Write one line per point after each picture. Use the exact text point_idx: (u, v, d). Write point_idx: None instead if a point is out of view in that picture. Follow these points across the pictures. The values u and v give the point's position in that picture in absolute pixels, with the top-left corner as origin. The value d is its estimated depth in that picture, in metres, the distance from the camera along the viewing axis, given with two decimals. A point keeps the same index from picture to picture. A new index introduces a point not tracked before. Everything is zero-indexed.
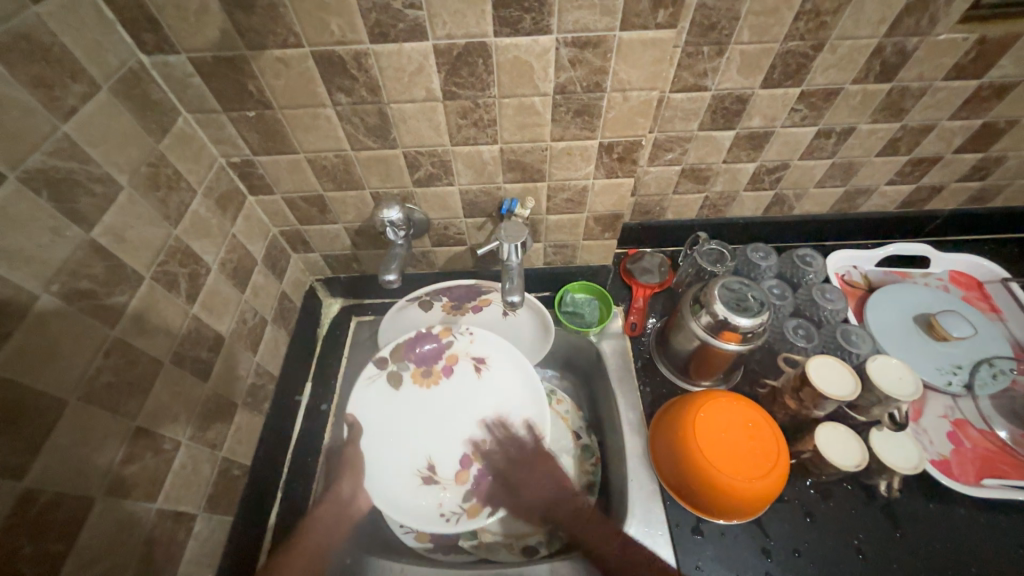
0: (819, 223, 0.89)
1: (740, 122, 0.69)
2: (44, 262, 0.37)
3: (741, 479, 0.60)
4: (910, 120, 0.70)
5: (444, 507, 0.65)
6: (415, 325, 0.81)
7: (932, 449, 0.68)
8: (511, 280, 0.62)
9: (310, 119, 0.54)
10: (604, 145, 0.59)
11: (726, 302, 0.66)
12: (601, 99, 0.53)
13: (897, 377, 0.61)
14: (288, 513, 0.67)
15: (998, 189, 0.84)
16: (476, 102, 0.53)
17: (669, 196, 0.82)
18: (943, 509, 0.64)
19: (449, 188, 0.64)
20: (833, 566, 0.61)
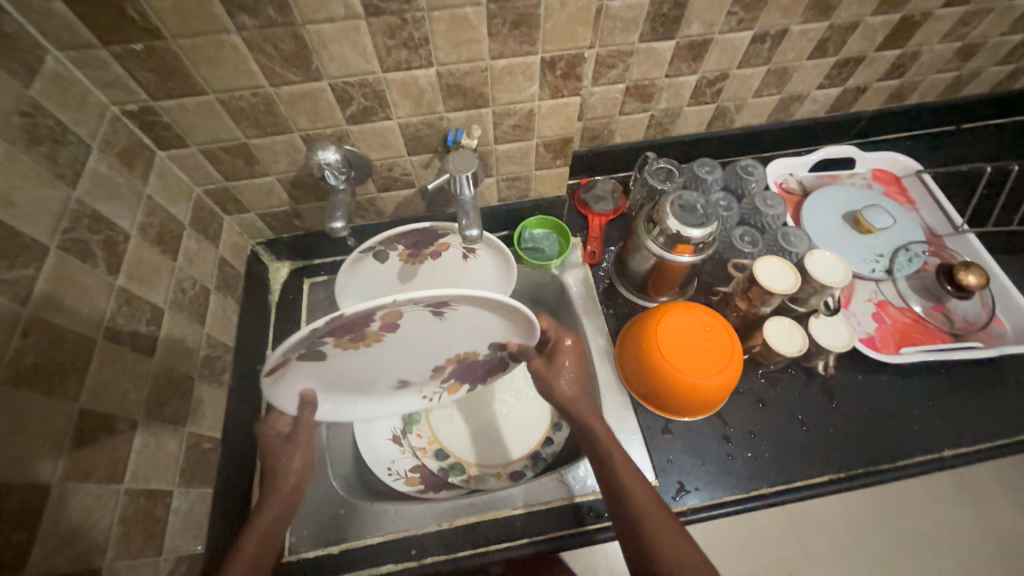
0: (758, 135, 0.91)
1: (680, 31, 0.68)
2: None
3: (702, 374, 0.65)
4: (837, 18, 0.71)
5: (426, 391, 0.74)
6: (373, 279, 0.76)
7: (860, 329, 0.76)
8: (467, 216, 0.60)
9: (213, 49, 0.47)
10: (546, 60, 0.56)
11: (679, 218, 0.68)
12: (537, 6, 0.49)
13: (831, 267, 0.66)
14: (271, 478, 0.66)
15: (914, 86, 0.90)
16: (404, 18, 0.48)
17: (615, 117, 0.81)
18: (869, 378, 0.73)
19: (387, 123, 0.60)
20: (781, 439, 0.69)
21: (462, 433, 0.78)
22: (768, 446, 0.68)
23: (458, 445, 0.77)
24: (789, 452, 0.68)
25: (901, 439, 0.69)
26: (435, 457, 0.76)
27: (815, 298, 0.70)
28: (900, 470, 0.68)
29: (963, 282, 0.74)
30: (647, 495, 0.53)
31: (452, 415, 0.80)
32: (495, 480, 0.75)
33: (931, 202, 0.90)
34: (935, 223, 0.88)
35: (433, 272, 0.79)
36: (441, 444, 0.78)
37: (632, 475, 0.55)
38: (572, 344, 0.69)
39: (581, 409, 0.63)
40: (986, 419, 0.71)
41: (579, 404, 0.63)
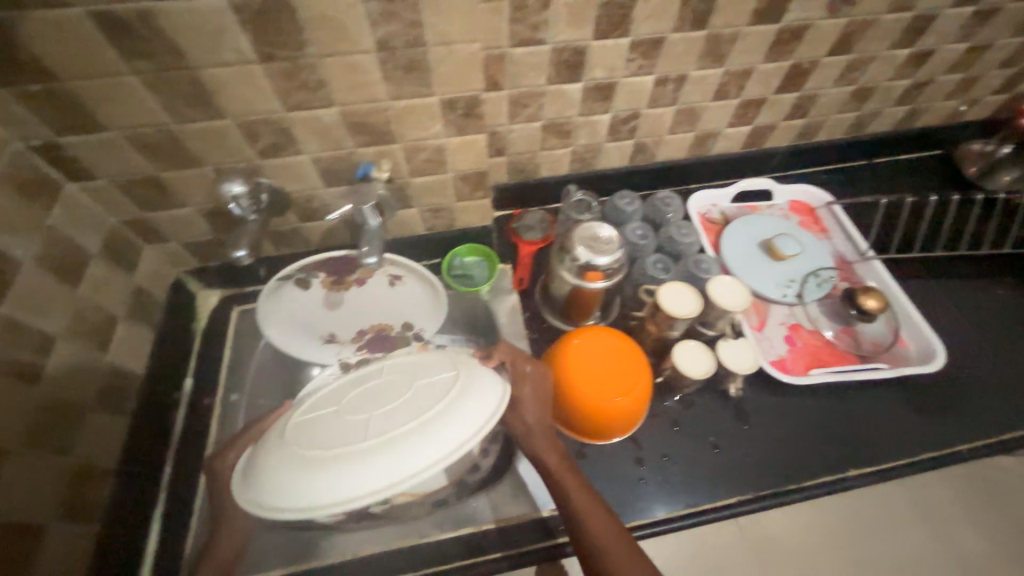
0: (680, 169, 0.97)
1: (584, 74, 0.73)
2: None
3: (621, 397, 0.67)
4: (731, 64, 0.78)
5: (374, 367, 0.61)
6: (298, 306, 0.78)
7: (772, 352, 0.79)
8: (369, 241, 0.65)
9: (112, 89, 0.50)
10: (445, 101, 0.60)
11: (589, 247, 0.71)
12: (426, 54, 0.54)
13: (732, 292, 0.69)
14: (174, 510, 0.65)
15: (819, 124, 0.97)
16: (297, 63, 0.51)
17: (539, 152, 0.86)
18: (780, 400, 0.75)
19: (299, 157, 0.63)
20: (693, 462, 0.69)
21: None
22: (678, 469, 0.69)
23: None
24: (700, 475, 0.69)
25: (807, 461, 0.71)
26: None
27: (721, 321, 0.72)
28: (804, 492, 0.70)
29: (865, 305, 0.77)
30: (608, 527, 0.54)
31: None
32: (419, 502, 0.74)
33: (842, 231, 0.95)
34: (846, 250, 0.92)
35: (358, 299, 0.81)
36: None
37: (593, 509, 0.55)
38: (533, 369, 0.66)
39: (543, 448, 0.62)
40: (888, 439, 0.74)
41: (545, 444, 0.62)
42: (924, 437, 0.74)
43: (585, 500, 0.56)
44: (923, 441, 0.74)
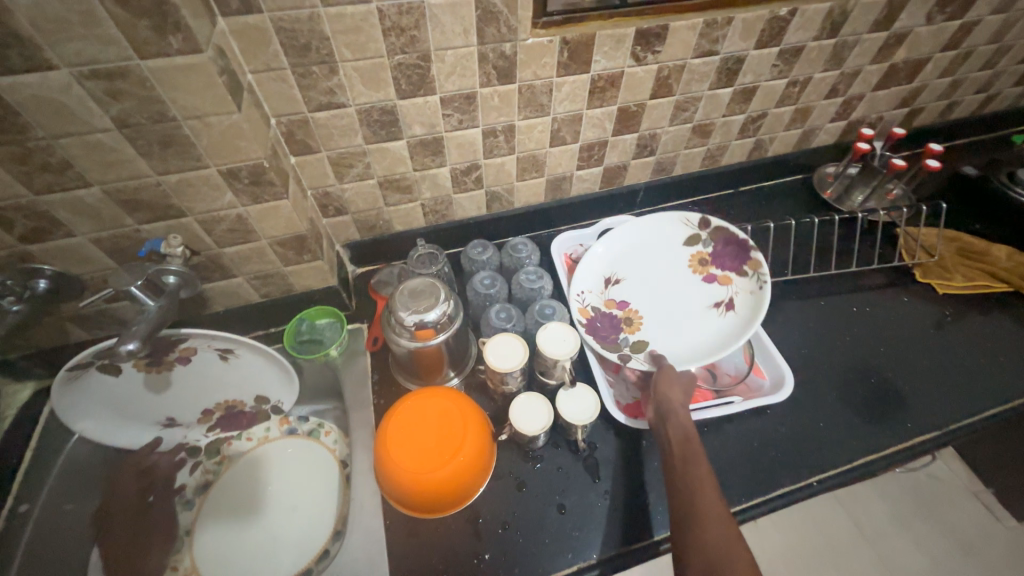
0: (542, 211, 0.97)
1: (403, 132, 0.73)
2: None
3: (472, 433, 0.65)
4: (556, 112, 0.79)
5: None
6: (112, 392, 0.72)
7: (626, 395, 0.76)
8: (141, 323, 0.59)
9: None
10: (224, 172, 0.58)
11: (413, 305, 0.68)
12: (179, 128, 0.52)
13: (561, 339, 0.67)
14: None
15: (672, 160, 1.00)
16: (26, 147, 0.48)
17: (385, 209, 0.85)
18: (633, 445, 0.72)
19: (73, 239, 0.59)
20: (536, 529, 0.64)
21: (226, 555, 0.74)
22: (521, 539, 0.63)
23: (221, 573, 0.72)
24: (542, 544, 0.63)
25: (661, 513, 0.66)
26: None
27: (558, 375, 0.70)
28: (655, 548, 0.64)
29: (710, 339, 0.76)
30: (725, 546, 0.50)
31: (223, 534, 0.76)
32: None
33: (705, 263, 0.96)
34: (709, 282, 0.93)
35: (186, 377, 0.75)
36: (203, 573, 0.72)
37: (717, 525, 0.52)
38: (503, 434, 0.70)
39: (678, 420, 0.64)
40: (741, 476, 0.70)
41: (678, 425, 0.63)
42: (776, 472, 0.72)
43: (696, 469, 0.58)
44: (776, 477, 0.71)
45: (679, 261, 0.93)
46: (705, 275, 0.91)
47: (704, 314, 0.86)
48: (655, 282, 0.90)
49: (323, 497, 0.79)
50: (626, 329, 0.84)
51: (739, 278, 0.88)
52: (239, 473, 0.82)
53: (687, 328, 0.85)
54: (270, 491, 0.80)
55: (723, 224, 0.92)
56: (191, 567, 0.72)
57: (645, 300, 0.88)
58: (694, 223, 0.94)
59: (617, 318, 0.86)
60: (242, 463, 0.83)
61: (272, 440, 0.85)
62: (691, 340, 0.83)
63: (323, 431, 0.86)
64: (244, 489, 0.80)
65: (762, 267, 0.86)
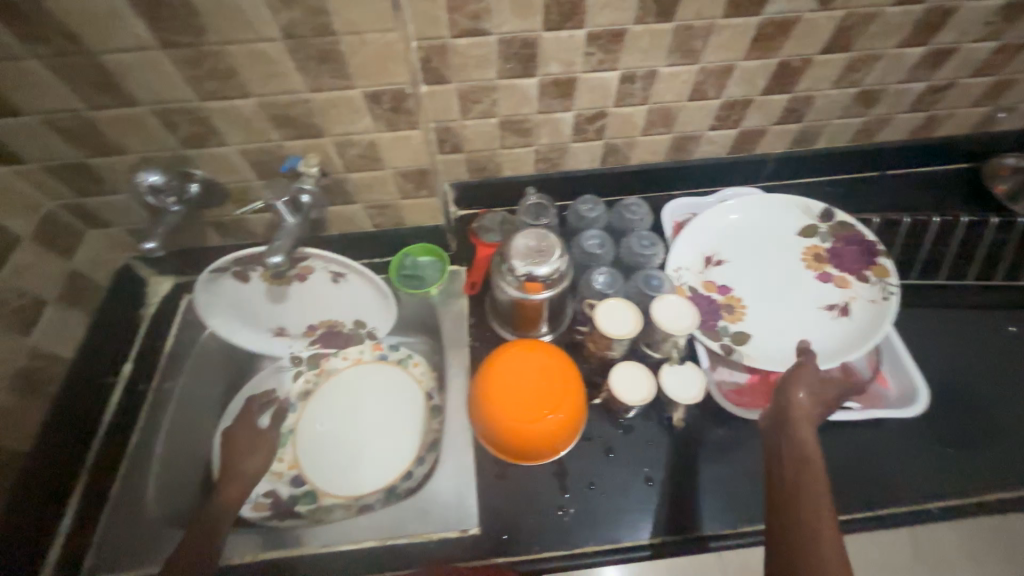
0: (658, 172, 0.90)
1: (538, 69, 0.68)
2: None
3: (570, 397, 0.64)
4: (706, 62, 0.70)
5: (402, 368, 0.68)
6: (240, 297, 0.77)
7: (728, 381, 0.71)
8: (279, 240, 0.61)
9: (16, 75, 0.49)
10: (368, 94, 0.56)
11: (525, 255, 0.66)
12: (337, 43, 0.50)
13: (677, 315, 0.63)
14: (81, 527, 0.63)
15: (819, 130, 0.87)
16: (199, 50, 0.49)
17: (499, 150, 0.81)
18: (731, 433, 0.68)
19: (223, 148, 0.61)
20: (620, 495, 0.64)
21: (322, 457, 0.79)
22: (605, 502, 0.64)
23: (317, 472, 0.78)
24: (624, 509, 0.63)
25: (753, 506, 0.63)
26: (289, 484, 0.76)
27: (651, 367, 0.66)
28: (740, 538, 0.63)
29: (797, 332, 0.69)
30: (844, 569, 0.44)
31: (319, 439, 0.80)
32: (343, 512, 0.75)
33: None
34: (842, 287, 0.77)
35: (302, 293, 0.79)
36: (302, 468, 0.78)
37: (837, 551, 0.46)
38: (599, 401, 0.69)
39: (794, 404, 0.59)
40: (847, 486, 0.65)
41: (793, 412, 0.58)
42: (890, 491, 0.65)
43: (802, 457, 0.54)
44: (888, 494, 0.65)
45: (792, 252, 0.76)
46: (819, 274, 0.74)
47: (812, 318, 0.71)
48: (760, 267, 0.76)
49: (409, 422, 0.82)
50: (726, 318, 0.74)
51: (861, 285, 0.71)
52: (334, 387, 0.85)
53: (788, 330, 0.71)
54: (361, 407, 0.83)
55: (849, 218, 0.75)
56: (291, 462, 0.78)
57: (747, 286, 0.76)
58: (814, 214, 0.77)
59: (716, 303, 0.75)
60: (337, 379, 0.85)
61: (364, 362, 0.87)
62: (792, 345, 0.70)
63: (411, 361, 0.88)
64: (338, 402, 0.83)
65: (891, 277, 0.70)
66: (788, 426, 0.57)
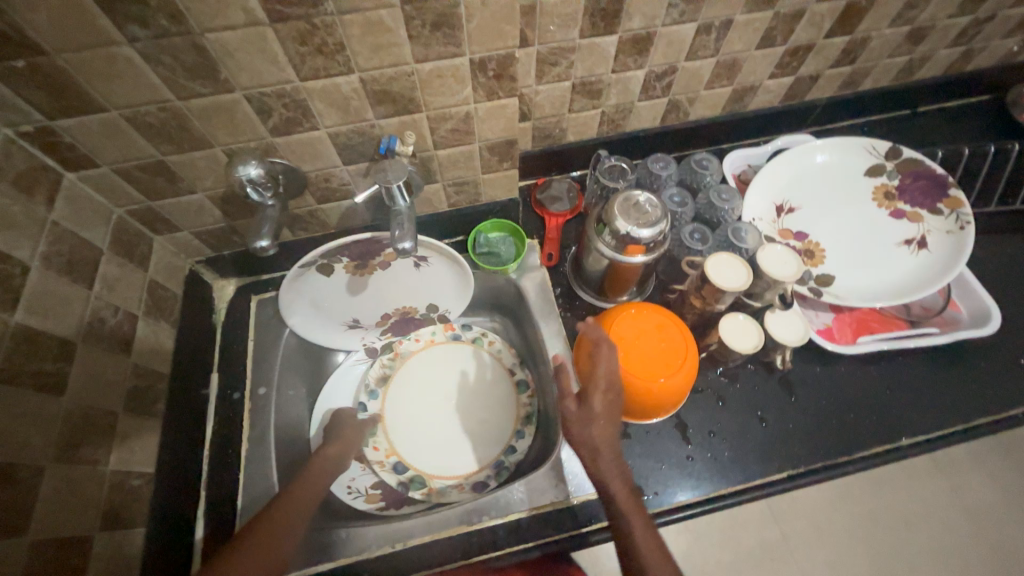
0: (715, 126, 0.90)
1: (621, 25, 0.66)
2: None
3: (690, 352, 0.66)
4: (781, 7, 0.70)
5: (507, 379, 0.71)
6: (320, 291, 0.74)
7: (817, 322, 0.74)
8: (401, 225, 0.57)
9: (106, 64, 0.44)
10: (475, 62, 0.53)
11: (629, 215, 0.65)
12: (456, 6, 0.47)
13: (783, 263, 0.65)
14: (216, 540, 0.60)
15: (867, 72, 0.89)
16: (312, 22, 0.45)
17: (567, 116, 0.79)
18: (827, 369, 0.72)
19: (315, 132, 0.57)
20: (740, 439, 0.67)
21: (417, 443, 0.77)
22: (727, 447, 0.67)
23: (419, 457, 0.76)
24: (747, 450, 0.66)
25: (858, 432, 0.68)
26: (392, 471, 0.75)
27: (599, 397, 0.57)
28: (856, 464, 0.67)
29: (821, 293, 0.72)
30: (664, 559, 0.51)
31: (410, 424, 0.78)
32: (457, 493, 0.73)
33: None
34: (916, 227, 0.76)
35: (382, 281, 0.76)
36: (401, 454, 0.76)
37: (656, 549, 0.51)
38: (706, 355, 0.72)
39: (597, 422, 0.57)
40: (940, 404, 0.70)
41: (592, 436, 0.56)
42: (979, 403, 0.70)
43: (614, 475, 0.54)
44: (976, 406, 0.70)
45: (862, 193, 0.80)
46: (891, 211, 0.78)
47: (891, 254, 0.75)
48: (834, 211, 0.79)
49: (500, 397, 0.81)
50: (807, 262, 0.77)
51: (934, 217, 0.75)
52: (411, 372, 0.83)
53: (870, 267, 0.75)
54: (445, 387, 0.82)
55: (917, 155, 0.78)
56: (389, 450, 0.76)
57: (822, 230, 0.78)
58: (881, 152, 0.80)
59: (795, 249, 0.77)
60: (413, 362, 0.83)
61: (437, 343, 0.85)
62: (875, 281, 0.74)
63: (486, 339, 0.86)
64: (420, 386, 0.82)
65: (965, 206, 0.73)
66: (599, 458, 0.55)
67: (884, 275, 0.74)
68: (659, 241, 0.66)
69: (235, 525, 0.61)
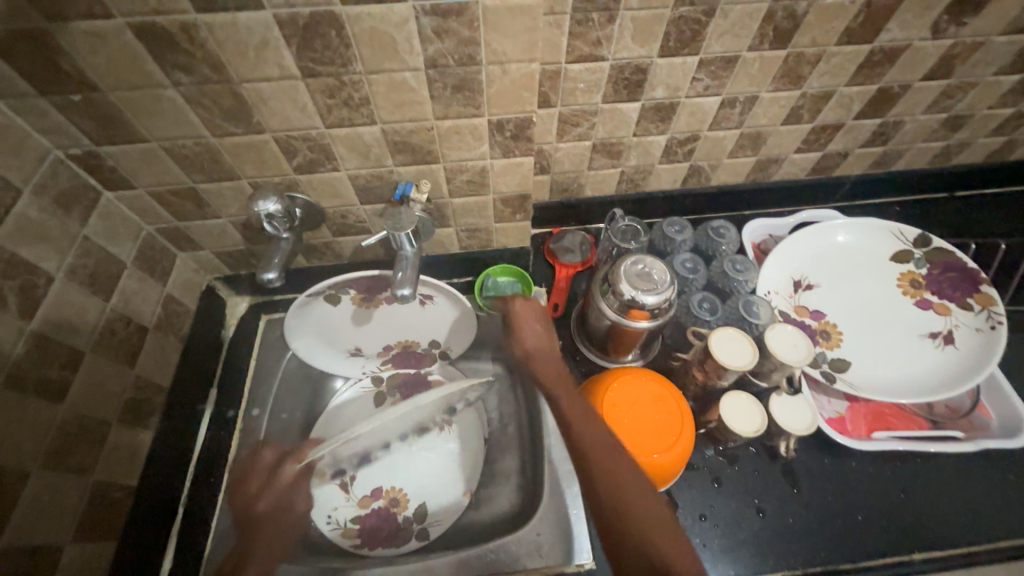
0: (737, 193, 0.89)
1: (644, 93, 0.67)
2: None
3: (687, 429, 0.63)
4: (809, 87, 0.70)
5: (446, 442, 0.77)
6: (324, 320, 0.75)
7: (828, 409, 0.70)
8: (405, 270, 0.58)
9: (151, 102, 0.47)
10: (493, 122, 0.55)
11: (633, 280, 0.64)
12: (478, 73, 0.49)
13: (792, 345, 0.63)
14: (184, 562, 0.60)
15: (900, 153, 0.87)
16: (341, 79, 0.48)
17: (586, 172, 0.80)
18: (836, 462, 0.68)
19: (336, 174, 0.59)
20: (734, 528, 0.63)
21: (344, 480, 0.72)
22: (718, 535, 0.63)
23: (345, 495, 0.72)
24: (739, 541, 0.62)
25: (865, 538, 0.63)
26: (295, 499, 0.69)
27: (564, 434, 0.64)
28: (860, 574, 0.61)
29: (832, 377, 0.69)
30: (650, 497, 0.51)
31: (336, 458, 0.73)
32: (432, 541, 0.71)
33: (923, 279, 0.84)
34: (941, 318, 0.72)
35: (386, 316, 0.77)
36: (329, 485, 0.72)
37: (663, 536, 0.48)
38: (705, 432, 0.69)
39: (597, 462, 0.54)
40: (961, 517, 0.64)
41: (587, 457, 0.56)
42: (1006, 523, 0.64)
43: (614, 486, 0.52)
44: (1003, 525, 0.64)
45: (885, 278, 0.77)
46: (917, 300, 0.74)
47: (914, 346, 0.71)
48: (854, 294, 0.76)
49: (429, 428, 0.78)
50: (822, 344, 0.73)
51: (963, 311, 0.71)
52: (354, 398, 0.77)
53: (890, 356, 0.71)
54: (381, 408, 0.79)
55: (946, 245, 0.76)
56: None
57: (840, 312, 0.75)
58: (910, 238, 0.78)
59: (810, 328, 0.74)
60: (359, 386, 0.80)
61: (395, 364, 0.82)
62: (896, 372, 0.69)
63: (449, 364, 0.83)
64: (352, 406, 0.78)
65: (997, 304, 0.69)
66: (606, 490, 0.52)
67: (905, 367, 0.70)
68: (663, 311, 0.65)
69: (205, 549, 0.61)
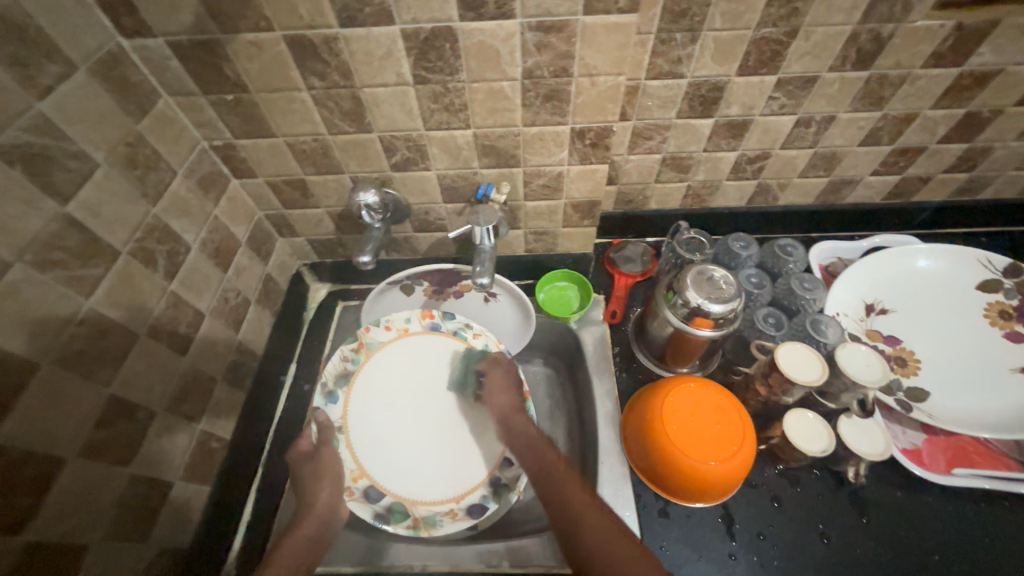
0: (805, 214, 0.88)
1: (718, 110, 0.69)
2: (32, 216, 0.40)
3: (749, 441, 0.62)
4: (890, 109, 0.70)
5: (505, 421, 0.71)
6: (398, 309, 0.81)
7: (903, 439, 0.67)
8: (482, 263, 0.63)
9: (285, 103, 0.55)
10: (576, 130, 0.59)
11: (701, 287, 0.65)
12: (568, 84, 0.54)
13: (867, 366, 0.61)
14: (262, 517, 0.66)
15: (987, 181, 0.83)
16: (446, 86, 0.54)
17: (652, 185, 0.82)
18: (910, 496, 0.64)
19: (426, 173, 0.65)
20: (796, 551, 0.61)
21: (395, 464, 0.68)
22: (777, 555, 0.61)
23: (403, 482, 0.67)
24: (801, 566, 0.60)
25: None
26: (364, 500, 0.64)
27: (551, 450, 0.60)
28: None
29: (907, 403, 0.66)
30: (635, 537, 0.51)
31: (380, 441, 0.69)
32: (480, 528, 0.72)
33: None
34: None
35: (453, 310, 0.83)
36: (372, 478, 0.66)
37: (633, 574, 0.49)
38: (766, 449, 0.68)
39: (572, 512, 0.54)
40: None
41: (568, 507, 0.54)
42: None
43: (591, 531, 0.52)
44: None
45: (969, 308, 0.73)
46: (1006, 332, 0.70)
47: (1004, 380, 0.67)
48: (934, 322, 0.73)
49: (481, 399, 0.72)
50: (897, 371, 0.70)
51: None
52: (378, 368, 0.73)
53: (976, 389, 0.67)
54: (411, 387, 0.73)
55: None
56: (358, 471, 0.66)
57: (918, 339, 0.72)
58: (998, 268, 0.74)
59: (884, 353, 0.72)
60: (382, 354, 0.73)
61: (411, 334, 0.74)
62: (980, 406, 0.65)
63: (470, 332, 0.75)
64: (387, 386, 0.72)
65: None
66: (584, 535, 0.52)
67: (995, 401, 0.65)
68: (728, 321, 0.66)
69: (278, 510, 0.66)
